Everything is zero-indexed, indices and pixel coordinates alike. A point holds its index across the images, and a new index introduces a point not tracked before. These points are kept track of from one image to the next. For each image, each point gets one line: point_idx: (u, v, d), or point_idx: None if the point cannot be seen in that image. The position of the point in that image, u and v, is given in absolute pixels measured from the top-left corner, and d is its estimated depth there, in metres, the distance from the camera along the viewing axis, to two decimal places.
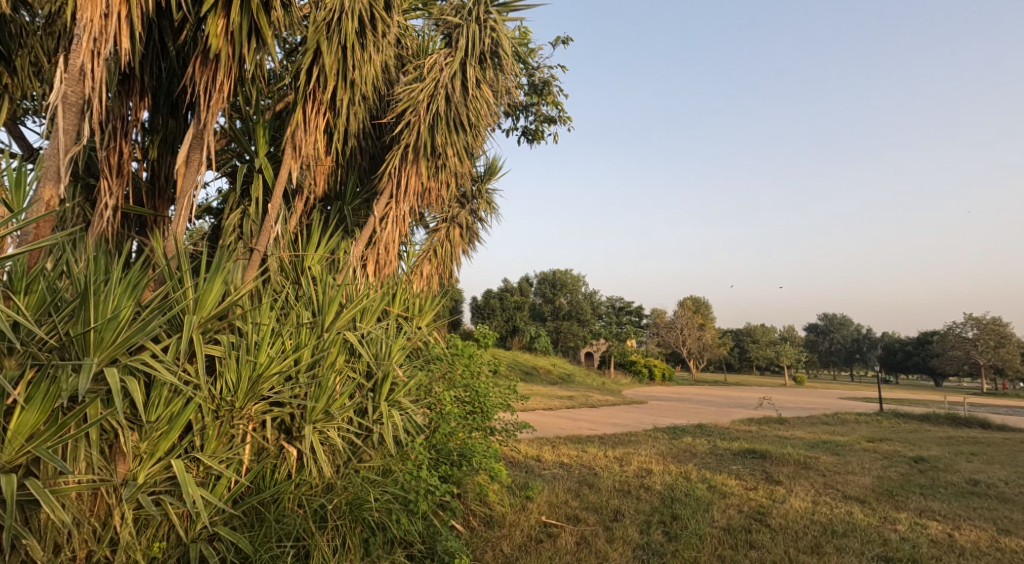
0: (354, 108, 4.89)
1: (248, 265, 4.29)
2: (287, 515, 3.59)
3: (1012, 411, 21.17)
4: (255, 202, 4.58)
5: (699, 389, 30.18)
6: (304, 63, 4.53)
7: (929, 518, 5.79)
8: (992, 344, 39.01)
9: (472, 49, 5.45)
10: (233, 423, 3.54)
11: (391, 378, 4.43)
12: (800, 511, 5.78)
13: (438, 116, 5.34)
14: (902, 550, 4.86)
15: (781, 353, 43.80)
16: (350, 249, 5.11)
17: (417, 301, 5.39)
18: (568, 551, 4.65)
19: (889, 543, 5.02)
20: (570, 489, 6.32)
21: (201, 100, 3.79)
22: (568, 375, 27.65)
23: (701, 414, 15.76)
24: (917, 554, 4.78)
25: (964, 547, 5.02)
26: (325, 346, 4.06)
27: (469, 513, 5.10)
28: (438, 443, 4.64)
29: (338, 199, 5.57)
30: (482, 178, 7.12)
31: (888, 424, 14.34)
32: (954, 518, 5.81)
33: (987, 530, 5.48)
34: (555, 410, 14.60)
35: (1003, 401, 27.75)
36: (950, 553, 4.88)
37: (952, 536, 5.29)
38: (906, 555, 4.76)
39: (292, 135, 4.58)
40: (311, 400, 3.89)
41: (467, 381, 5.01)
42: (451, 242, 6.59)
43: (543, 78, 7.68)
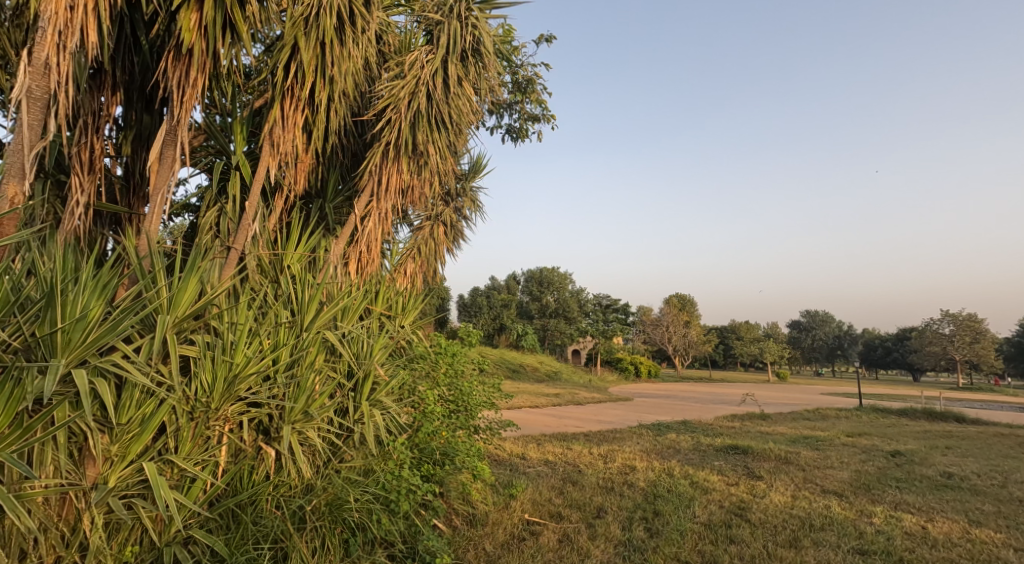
0: (333, 104, 4.84)
1: (225, 263, 4.22)
2: (264, 517, 3.56)
3: (989, 405, 21.52)
4: (232, 199, 4.50)
5: (685, 385, 30.39)
6: (281, 58, 4.48)
7: (905, 511, 5.87)
8: (968, 340, 39.66)
9: (453, 46, 5.42)
10: (208, 424, 3.49)
11: (372, 377, 4.37)
12: (779, 506, 5.84)
13: (419, 114, 5.29)
14: (877, 543, 4.92)
15: (764, 350, 44.22)
16: (331, 247, 5.06)
17: (400, 299, 5.35)
18: (550, 549, 4.65)
19: (864, 536, 5.09)
20: (554, 486, 6.32)
21: (174, 95, 3.72)
22: (556, 372, 27.71)
23: (687, 411, 15.85)
24: (891, 547, 4.85)
25: (937, 539, 5.09)
26: (304, 346, 4.01)
27: (452, 512, 5.07)
28: (421, 442, 4.61)
29: (319, 197, 5.51)
30: (466, 176, 7.11)
31: (868, 419, 14.51)
32: (929, 511, 5.89)
33: (960, 522, 5.57)
34: (542, 408, 14.61)
35: (980, 396, 28.19)
36: (923, 545, 4.95)
37: (926, 528, 5.36)
38: (881, 548, 4.82)
39: (270, 131, 4.53)
40: (290, 400, 3.85)
41: (450, 380, 4.98)
42: (435, 240, 6.55)
43: (526, 76, 7.66)
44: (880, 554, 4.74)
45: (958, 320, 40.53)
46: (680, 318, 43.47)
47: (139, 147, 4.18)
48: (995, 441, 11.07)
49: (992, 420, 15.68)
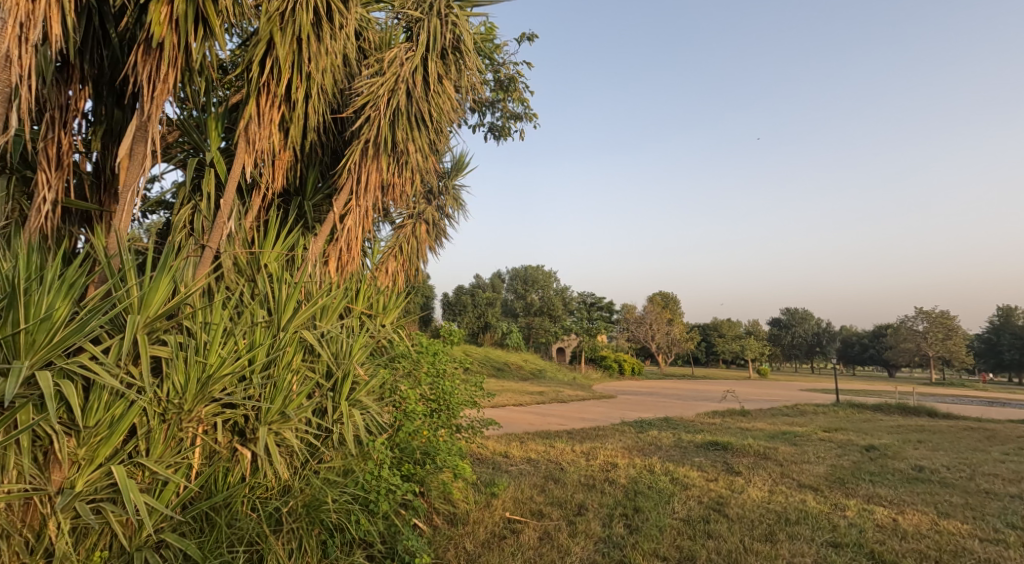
0: (311, 101, 4.78)
1: (200, 262, 4.14)
2: (239, 519, 3.52)
3: (961, 400, 21.93)
4: (207, 197, 4.41)
5: (667, 382, 30.59)
6: (256, 54, 4.41)
7: (877, 504, 5.95)
8: (941, 336, 40.41)
9: (433, 44, 5.39)
10: (181, 426, 3.44)
11: (352, 377, 4.32)
12: (757, 500, 5.89)
13: (399, 111, 5.24)
14: (849, 535, 4.99)
15: (745, 347, 44.67)
16: (310, 246, 4.99)
17: (381, 298, 5.30)
18: (531, 546, 4.65)
19: (837, 528, 5.15)
20: (536, 484, 6.31)
21: (144, 90, 3.65)
22: (540, 370, 27.75)
23: (670, 408, 15.95)
24: (863, 539, 4.92)
25: (907, 531, 5.17)
26: (281, 346, 3.96)
27: (433, 511, 5.04)
28: (401, 442, 4.58)
29: (298, 195, 5.43)
30: (448, 173, 7.07)
31: (845, 414, 14.72)
32: (900, 504, 5.98)
33: (929, 514, 5.66)
34: (526, 406, 14.61)
35: (955, 391, 28.73)
36: (893, 537, 5.03)
37: (897, 521, 5.44)
38: (853, 540, 4.88)
39: (246, 128, 4.46)
40: (266, 401, 3.80)
41: (432, 379, 4.94)
42: (417, 239, 6.49)
43: (508, 75, 7.64)
44: (852, 547, 4.80)
45: (932, 317, 41.25)
46: (662, 316, 43.77)
47: (109, 142, 4.10)
48: (966, 435, 11.29)
49: (964, 414, 15.99)
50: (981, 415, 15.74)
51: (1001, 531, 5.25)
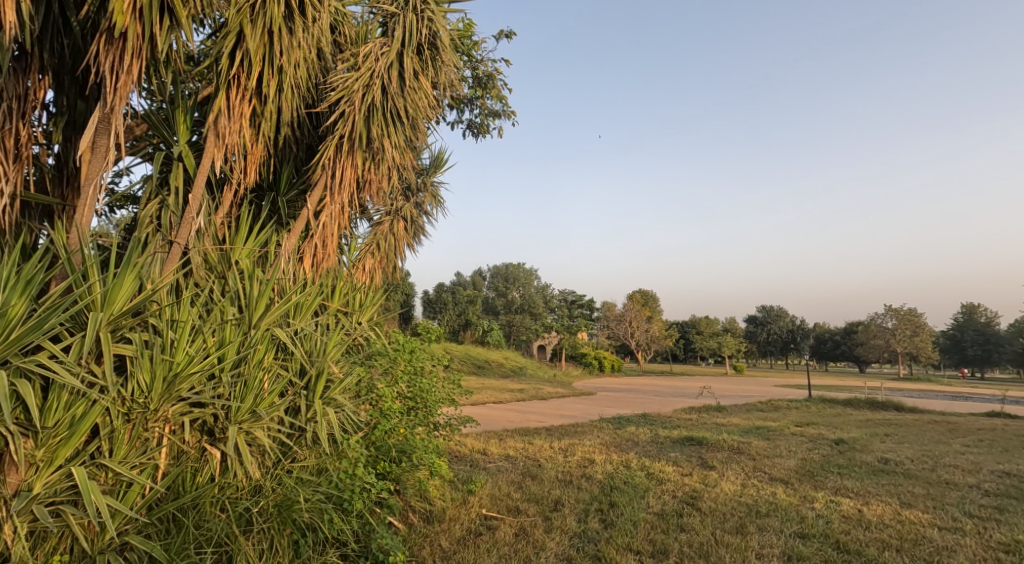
0: (284, 95, 4.71)
1: (168, 258, 4.06)
2: (208, 520, 3.46)
3: (929, 395, 22.43)
4: (175, 191, 4.30)
5: (645, 379, 30.81)
6: (226, 46, 4.33)
7: (843, 496, 6.06)
8: (909, 332, 41.29)
9: (409, 39, 5.33)
10: (147, 426, 3.39)
11: (326, 375, 4.26)
12: (729, 494, 5.95)
13: (374, 107, 5.18)
14: (816, 526, 5.06)
15: (722, 343, 45.16)
16: (283, 242, 4.90)
17: (356, 295, 5.23)
18: (506, 543, 4.64)
19: (805, 520, 5.23)
20: (513, 481, 6.30)
21: (107, 81, 3.56)
22: (520, 367, 27.78)
23: (647, 404, 16.08)
24: (829, 529, 5.00)
25: (871, 521, 5.27)
26: (252, 343, 3.88)
27: (409, 509, 5.00)
28: (377, 440, 4.54)
29: (272, 191, 5.34)
30: (426, 170, 7.02)
31: (818, 409, 14.95)
32: (865, 495, 6.10)
33: (893, 504, 5.78)
34: (506, 404, 14.62)
35: (924, 385, 29.38)
36: (858, 527, 5.12)
37: (862, 511, 5.54)
38: (819, 531, 4.96)
39: (215, 122, 4.38)
40: (236, 399, 3.74)
41: (409, 377, 4.90)
42: (395, 236, 6.41)
43: (486, 72, 7.60)
44: (818, 537, 4.87)
45: (900, 313, 42.13)
46: (641, 312, 44.04)
47: (72, 134, 4.01)
48: (930, 428, 11.56)
49: (932, 407, 16.35)
50: (942, 408, 16.18)
51: (960, 520, 5.38)
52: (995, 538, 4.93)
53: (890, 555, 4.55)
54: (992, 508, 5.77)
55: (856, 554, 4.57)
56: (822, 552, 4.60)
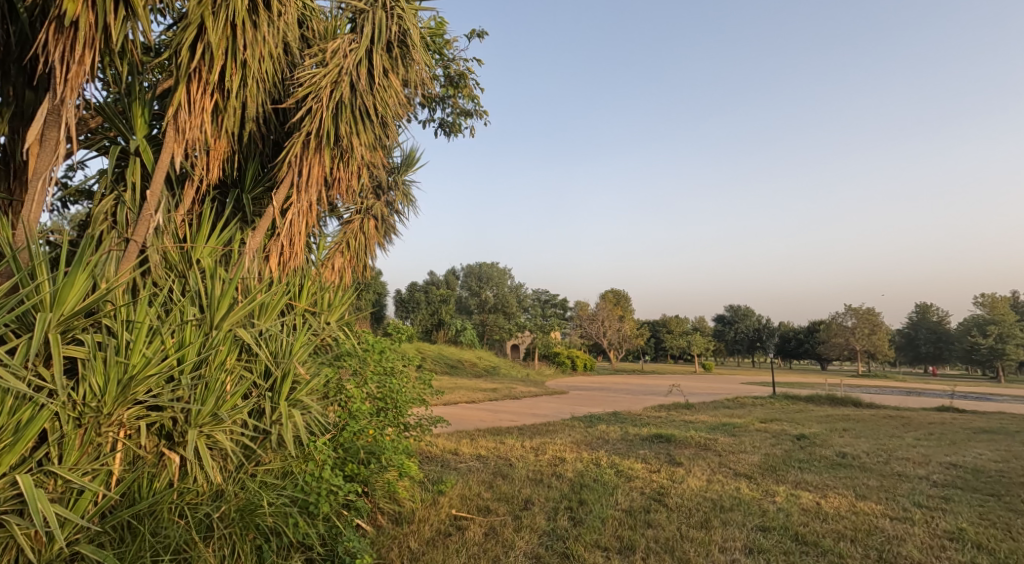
0: (248, 91, 4.59)
1: (124, 256, 3.92)
2: (166, 526, 3.36)
3: (888, 391, 23.03)
4: (132, 187, 4.15)
5: (616, 378, 31.01)
6: (186, 38, 4.20)
7: (803, 489, 6.16)
8: (869, 331, 42.35)
9: (378, 36, 5.24)
10: (100, 431, 3.27)
11: (291, 376, 4.17)
12: (695, 490, 6.00)
13: (342, 104, 5.09)
14: (777, 520, 5.13)
15: (691, 342, 45.71)
16: (248, 240, 4.78)
17: (325, 295, 5.13)
18: (475, 542, 4.60)
19: (767, 513, 5.29)
20: (484, 481, 6.25)
21: (58, 72, 3.43)
22: (492, 367, 27.71)
23: (618, 403, 16.17)
24: (788, 522, 5.07)
25: (828, 513, 5.36)
26: (213, 344, 3.78)
27: (377, 511, 4.93)
28: (345, 442, 4.45)
29: (236, 187, 5.19)
30: (398, 169, 6.93)
31: (783, 406, 15.20)
32: (823, 488, 6.21)
33: (849, 496, 5.89)
34: (478, 403, 14.56)
35: (886, 382, 30.17)
36: (816, 519, 5.20)
37: (820, 504, 5.63)
38: (780, 524, 5.02)
39: (174, 115, 4.26)
40: (196, 402, 3.63)
41: (379, 378, 4.82)
42: (366, 235, 6.30)
43: (458, 71, 7.53)
44: (778, 529, 4.93)
45: (860, 313, 43.22)
46: (613, 312, 44.30)
47: (19, 125, 3.84)
48: (885, 422, 11.86)
49: (891, 403, 16.79)
50: (898, 404, 16.64)
51: (910, 510, 5.51)
52: (942, 527, 5.07)
53: (846, 546, 4.63)
54: (940, 498, 5.93)
55: (814, 546, 4.64)
56: (781, 544, 4.66)
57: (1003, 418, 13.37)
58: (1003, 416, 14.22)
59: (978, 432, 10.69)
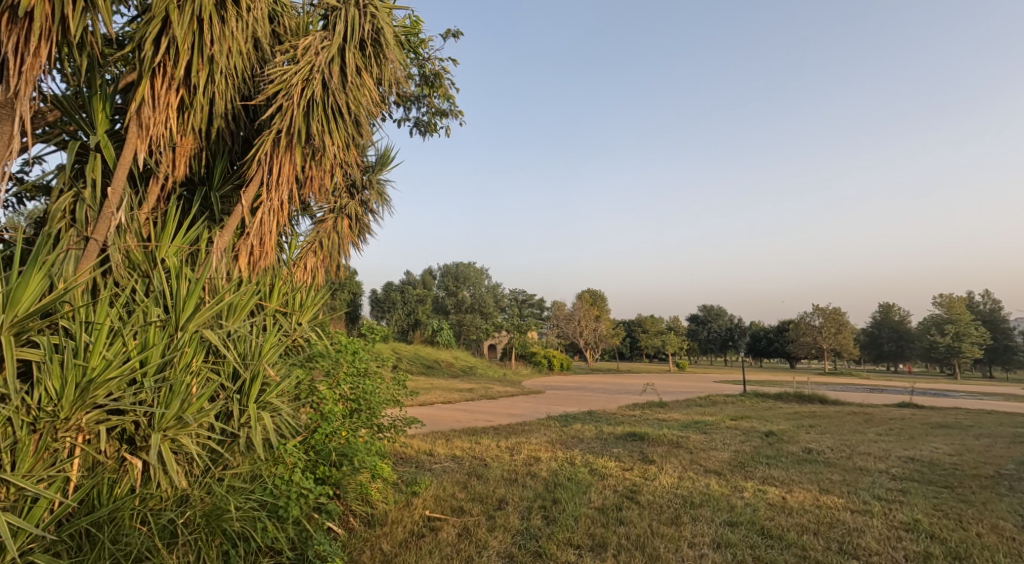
0: (215, 87, 4.49)
1: (83, 255, 3.81)
2: (126, 534, 3.28)
3: (850, 388, 23.54)
4: (92, 184, 4.02)
5: (591, 378, 31.13)
6: (149, 32, 4.09)
7: (770, 484, 6.24)
8: (835, 331, 43.19)
9: (351, 33, 5.16)
10: (57, 436, 3.18)
11: (261, 378, 4.07)
12: (667, 486, 6.04)
13: (314, 102, 5.00)
14: (744, 514, 5.18)
15: (666, 341, 46.13)
16: (215, 239, 4.67)
17: (297, 295, 5.04)
18: (448, 543, 4.57)
19: (735, 509, 5.35)
20: (458, 481, 6.22)
21: (11, 64, 3.32)
22: (468, 367, 27.60)
23: (593, 402, 16.24)
24: (755, 517, 5.13)
25: (793, 507, 5.44)
26: (178, 346, 3.69)
27: (349, 513, 4.86)
28: (317, 444, 4.42)
29: (203, 185, 5.07)
30: (373, 168, 6.84)
31: (754, 403, 15.41)
32: (790, 483, 6.30)
33: (813, 491, 5.99)
34: (454, 403, 14.48)
35: (852, 380, 30.79)
36: (781, 513, 5.27)
37: (786, 498, 5.71)
38: (746, 519, 5.08)
39: (138, 111, 4.16)
40: (160, 405, 3.54)
41: (352, 378, 4.77)
42: (339, 234, 6.21)
43: (434, 70, 7.48)
44: (745, 524, 4.98)
45: (827, 313, 44.09)
46: (589, 312, 44.46)
47: None
48: (850, 419, 12.10)
49: (858, 400, 17.13)
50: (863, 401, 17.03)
51: (870, 502, 5.62)
52: (899, 518, 5.18)
53: (809, 538, 4.70)
54: (898, 491, 6.06)
55: (778, 539, 4.69)
56: (748, 538, 4.71)
57: (960, 414, 13.73)
58: (959, 411, 14.60)
59: (936, 427, 10.97)
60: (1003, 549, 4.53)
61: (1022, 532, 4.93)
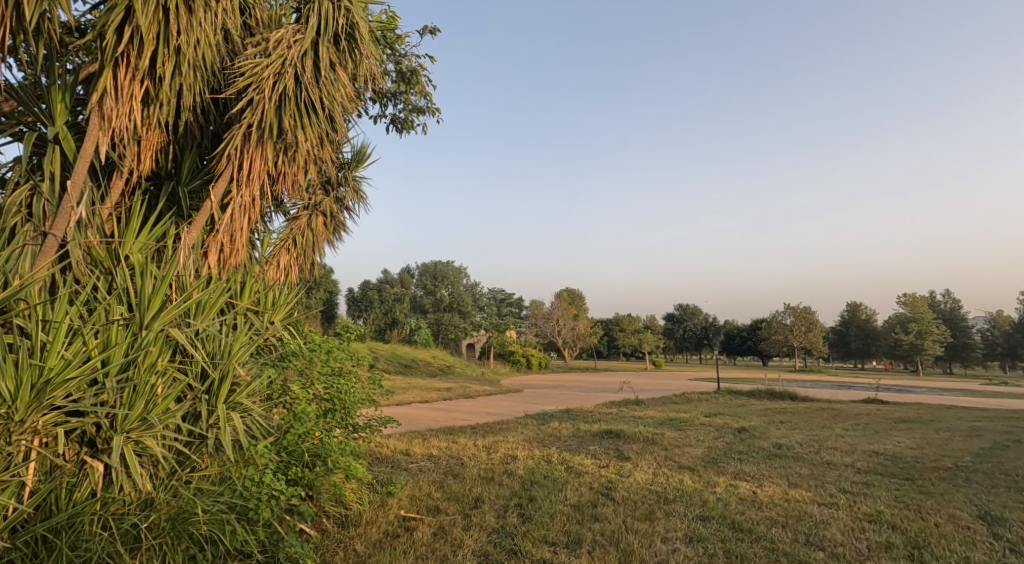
0: (182, 79, 4.37)
1: (41, 251, 3.67)
2: (86, 539, 3.17)
3: (820, 384, 23.99)
4: (50, 177, 3.87)
5: (568, 376, 31.17)
6: (111, 20, 3.97)
7: (741, 479, 6.29)
8: (806, 328, 43.90)
9: (324, 27, 5.06)
10: (11, 439, 3.07)
11: (230, 378, 3.96)
12: (641, 483, 6.05)
13: (286, 96, 4.90)
14: (716, 509, 5.21)
15: (643, 340, 46.41)
16: (183, 235, 4.53)
17: (269, 294, 4.90)
18: (423, 543, 4.51)
19: (707, 504, 5.37)
20: (435, 481, 6.14)
21: None
22: (446, 366, 27.44)
23: (571, 401, 16.24)
24: (726, 511, 5.15)
25: (762, 501, 5.48)
26: (142, 345, 3.58)
27: (322, 514, 4.77)
28: (290, 445, 4.30)
29: (171, 180, 4.92)
30: (349, 164, 6.73)
31: (728, 400, 15.57)
32: (760, 477, 6.36)
33: (782, 485, 6.05)
34: (432, 403, 14.36)
35: (823, 377, 31.27)
36: (751, 507, 5.31)
37: (756, 493, 5.76)
38: (718, 513, 5.10)
39: (100, 103, 4.03)
40: (123, 406, 3.43)
41: (326, 378, 4.70)
42: (314, 231, 6.09)
43: (411, 67, 7.39)
44: (716, 518, 5.00)
45: (799, 311, 44.80)
46: (567, 311, 44.53)
47: None
48: (820, 415, 12.28)
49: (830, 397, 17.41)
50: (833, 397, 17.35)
51: (836, 495, 5.70)
52: (863, 510, 5.25)
53: (778, 531, 4.73)
54: (862, 484, 6.15)
55: (748, 532, 4.72)
56: (719, 532, 4.73)
57: (924, 409, 14.03)
58: (921, 406, 14.92)
59: (900, 422, 11.19)
60: (959, 538, 4.62)
61: (978, 522, 5.04)
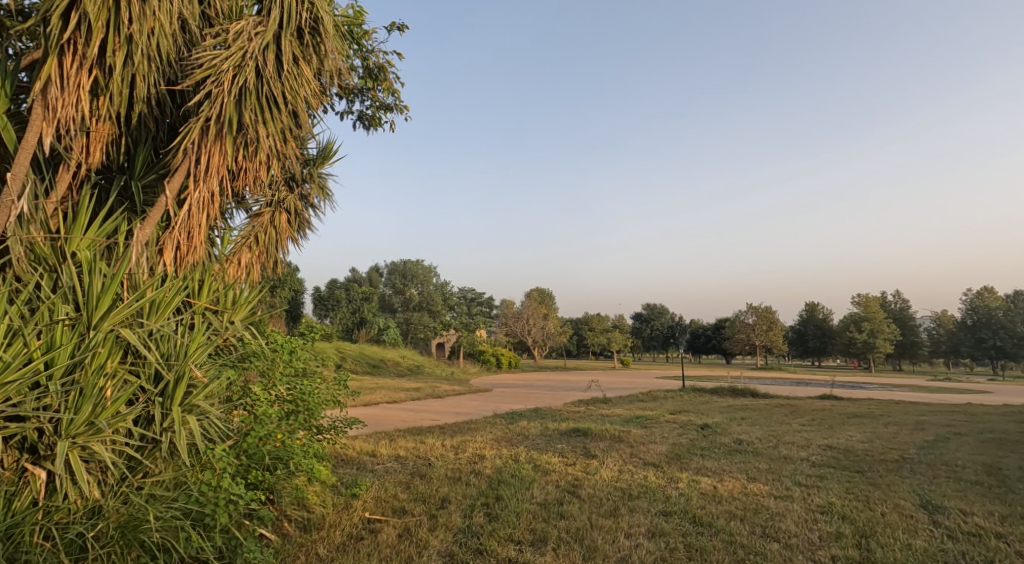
0: (133, 68, 4.20)
1: None
2: (27, 550, 3.02)
3: (782, 382, 24.48)
4: None
5: (537, 376, 31.19)
6: (56, 5, 3.80)
7: (703, 474, 6.35)
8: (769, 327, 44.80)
9: (287, 19, 4.90)
10: None
11: (186, 380, 3.80)
12: (607, 480, 6.05)
13: (246, 90, 4.74)
14: (677, 504, 5.23)
15: (611, 339, 46.76)
16: (136, 231, 4.35)
17: (229, 292, 4.74)
18: (388, 544, 4.42)
19: (670, 499, 5.39)
20: (401, 482, 6.06)
21: None
22: (415, 366, 27.21)
23: (540, 400, 16.23)
24: (688, 506, 5.18)
25: (722, 495, 5.54)
26: (89, 346, 3.44)
27: (283, 518, 4.65)
28: (250, 448, 4.12)
29: (124, 174, 4.72)
30: (313, 161, 6.58)
31: (694, 398, 15.77)
32: (720, 473, 6.43)
33: (741, 479, 6.12)
34: (400, 403, 14.20)
35: (785, 375, 31.89)
36: (711, 501, 5.35)
37: (717, 487, 5.81)
38: (680, 508, 5.12)
39: (44, 92, 3.85)
40: (68, 411, 3.31)
41: (288, 379, 4.57)
42: (276, 229, 5.93)
43: (378, 63, 7.27)
44: (678, 513, 5.03)
45: (761, 310, 45.68)
46: (536, 311, 44.62)
47: None
48: (780, 411, 12.51)
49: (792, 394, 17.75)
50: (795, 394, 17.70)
51: (791, 488, 5.79)
52: (816, 502, 5.33)
53: (736, 524, 4.77)
54: (817, 477, 6.27)
55: (708, 526, 4.75)
56: (681, 527, 4.74)
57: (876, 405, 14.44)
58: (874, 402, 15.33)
59: (855, 417, 11.47)
60: (904, 526, 4.73)
61: (920, 510, 5.16)
